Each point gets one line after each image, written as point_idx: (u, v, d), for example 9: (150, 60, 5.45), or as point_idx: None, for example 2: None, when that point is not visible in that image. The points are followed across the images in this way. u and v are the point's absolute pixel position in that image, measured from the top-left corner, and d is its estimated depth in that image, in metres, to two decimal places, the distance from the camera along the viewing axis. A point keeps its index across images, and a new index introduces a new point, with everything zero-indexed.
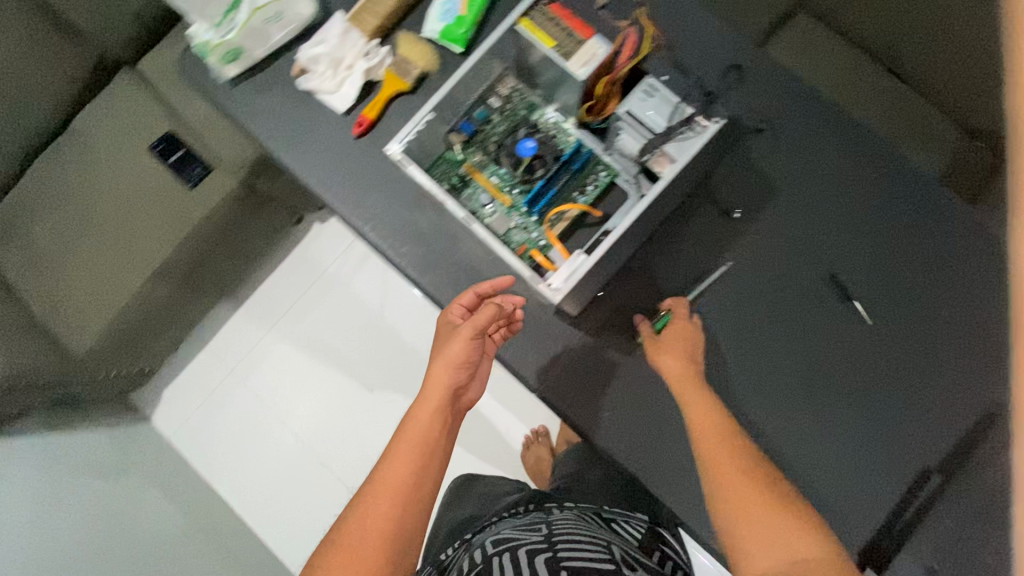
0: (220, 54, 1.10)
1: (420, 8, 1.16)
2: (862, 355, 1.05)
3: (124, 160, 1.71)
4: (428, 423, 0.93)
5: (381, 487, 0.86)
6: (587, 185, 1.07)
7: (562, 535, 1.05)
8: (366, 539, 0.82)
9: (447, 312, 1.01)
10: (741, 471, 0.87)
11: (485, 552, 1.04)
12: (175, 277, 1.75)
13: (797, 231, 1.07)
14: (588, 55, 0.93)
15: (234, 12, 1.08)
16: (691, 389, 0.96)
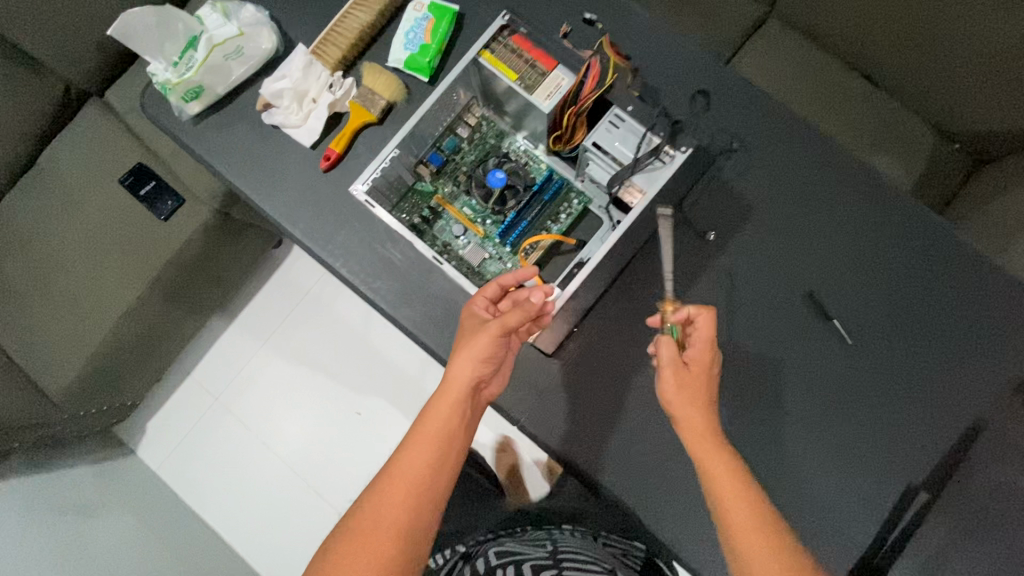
0: (180, 93, 1.08)
1: (383, 37, 1.14)
2: (846, 374, 1.03)
3: (93, 194, 1.68)
4: (445, 416, 0.90)
5: (395, 481, 0.85)
6: (560, 213, 1.06)
7: (563, 553, 1.13)
8: (376, 534, 0.82)
9: (472, 302, 0.95)
10: (761, 517, 0.82)
11: (488, 565, 1.13)
12: (151, 309, 1.71)
13: (776, 250, 1.06)
14: (552, 85, 0.91)
15: (194, 50, 1.08)
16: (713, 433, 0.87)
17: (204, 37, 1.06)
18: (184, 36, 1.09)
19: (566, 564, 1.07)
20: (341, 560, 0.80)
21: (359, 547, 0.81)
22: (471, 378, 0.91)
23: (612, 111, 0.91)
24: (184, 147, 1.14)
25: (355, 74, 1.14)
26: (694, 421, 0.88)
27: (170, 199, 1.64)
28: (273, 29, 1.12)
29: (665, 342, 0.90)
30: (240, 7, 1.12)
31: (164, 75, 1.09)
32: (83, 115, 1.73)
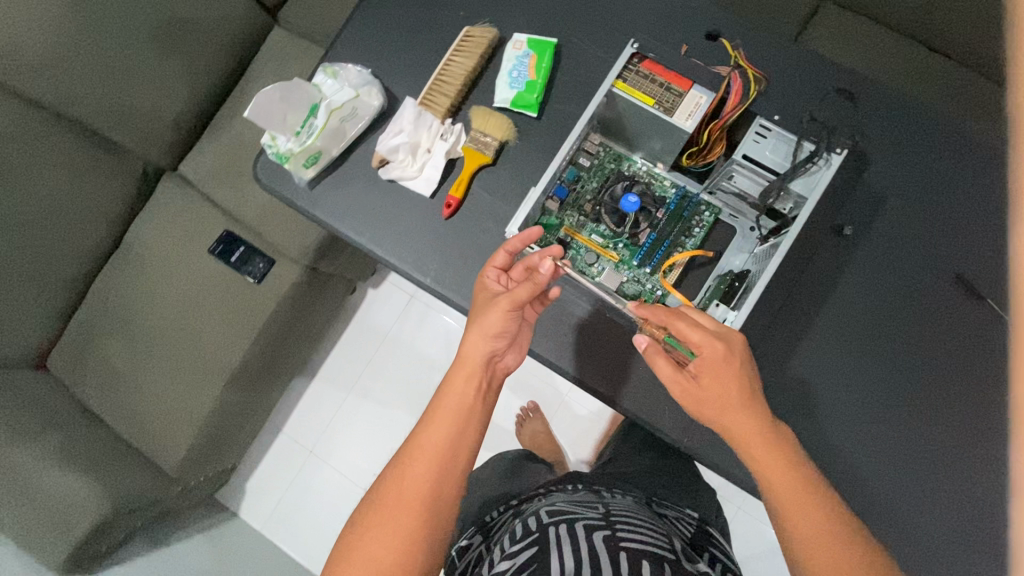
0: (303, 159, 1.09)
1: (485, 78, 1.16)
2: (1003, 352, 1.03)
3: (184, 265, 1.70)
4: (458, 390, 0.96)
5: (415, 453, 0.91)
6: (694, 227, 1.04)
7: (616, 516, 1.03)
8: (398, 502, 0.87)
9: (484, 276, 0.99)
10: (804, 504, 0.85)
11: (537, 522, 1.00)
12: (253, 370, 1.73)
13: (912, 238, 1.05)
14: (691, 105, 0.90)
15: (312, 117, 1.10)
16: (746, 431, 0.88)
17: (322, 103, 1.07)
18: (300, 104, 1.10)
19: (620, 529, 0.98)
20: (368, 525, 0.87)
21: (382, 513, 0.87)
22: (484, 352, 0.96)
23: (758, 121, 0.90)
24: (303, 213, 1.16)
25: (462, 118, 1.16)
26: (731, 425, 0.89)
27: (261, 262, 1.67)
28: (380, 86, 1.15)
29: (658, 361, 0.92)
30: (347, 70, 1.15)
31: (285, 145, 1.10)
32: (163, 190, 1.76)
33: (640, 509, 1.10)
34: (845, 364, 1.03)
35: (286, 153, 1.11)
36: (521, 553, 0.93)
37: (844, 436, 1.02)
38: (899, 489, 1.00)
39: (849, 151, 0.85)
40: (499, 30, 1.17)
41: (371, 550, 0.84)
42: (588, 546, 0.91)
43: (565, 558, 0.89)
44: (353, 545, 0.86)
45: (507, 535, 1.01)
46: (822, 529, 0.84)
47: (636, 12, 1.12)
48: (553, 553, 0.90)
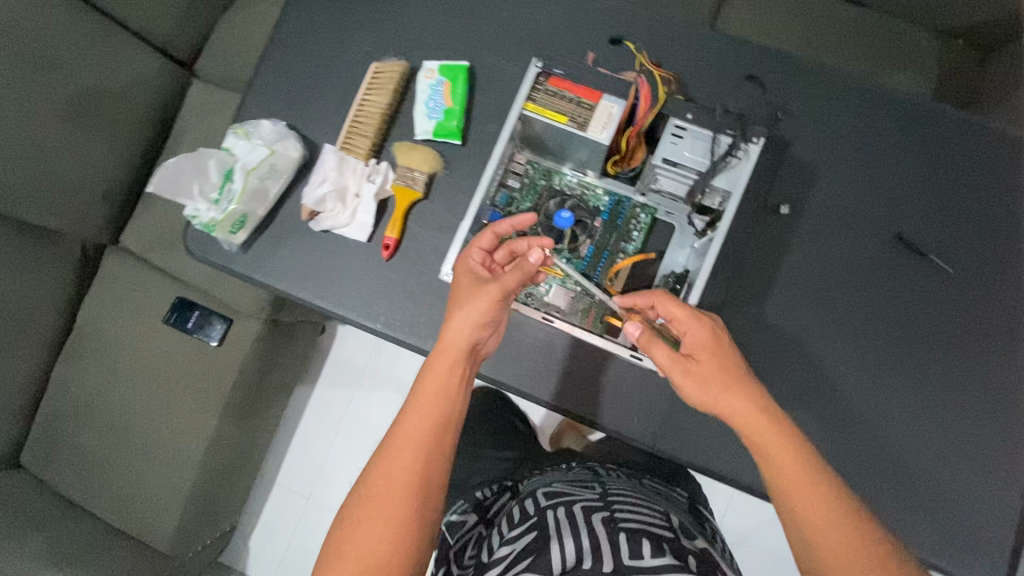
0: (228, 226, 1.08)
1: (402, 112, 1.13)
2: (952, 305, 1.04)
3: (142, 339, 1.66)
4: (439, 375, 0.87)
5: (399, 445, 0.83)
6: (632, 231, 1.04)
7: (615, 495, 0.96)
8: (383, 500, 0.80)
9: (466, 258, 0.95)
10: (806, 483, 0.76)
11: (534, 505, 0.93)
12: (231, 431, 1.70)
13: (848, 205, 1.06)
14: (604, 115, 0.89)
15: (230, 182, 1.08)
16: (748, 411, 0.79)
17: (237, 167, 1.06)
18: (218, 171, 1.09)
19: (620, 509, 0.90)
20: (353, 525, 0.79)
21: (366, 512, 0.79)
22: (468, 340, 0.89)
23: (672, 123, 0.90)
24: (242, 278, 1.13)
25: (387, 156, 1.13)
26: (732, 406, 0.80)
27: (219, 324, 1.64)
28: (297, 137, 1.12)
29: (654, 348, 0.84)
30: (260, 126, 1.12)
31: (208, 215, 1.08)
32: (117, 269, 1.70)
33: (639, 486, 1.04)
34: (805, 342, 1.03)
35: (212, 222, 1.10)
36: (519, 538, 0.86)
37: (814, 414, 1.02)
38: (875, 456, 1.01)
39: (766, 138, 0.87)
40: (409, 60, 1.15)
41: (356, 552, 0.77)
42: (588, 529, 0.84)
43: (563, 541, 0.82)
44: (339, 546, 0.78)
45: (505, 518, 0.96)
46: (826, 506, 0.75)
47: (543, 22, 1.11)
48: (551, 536, 0.84)
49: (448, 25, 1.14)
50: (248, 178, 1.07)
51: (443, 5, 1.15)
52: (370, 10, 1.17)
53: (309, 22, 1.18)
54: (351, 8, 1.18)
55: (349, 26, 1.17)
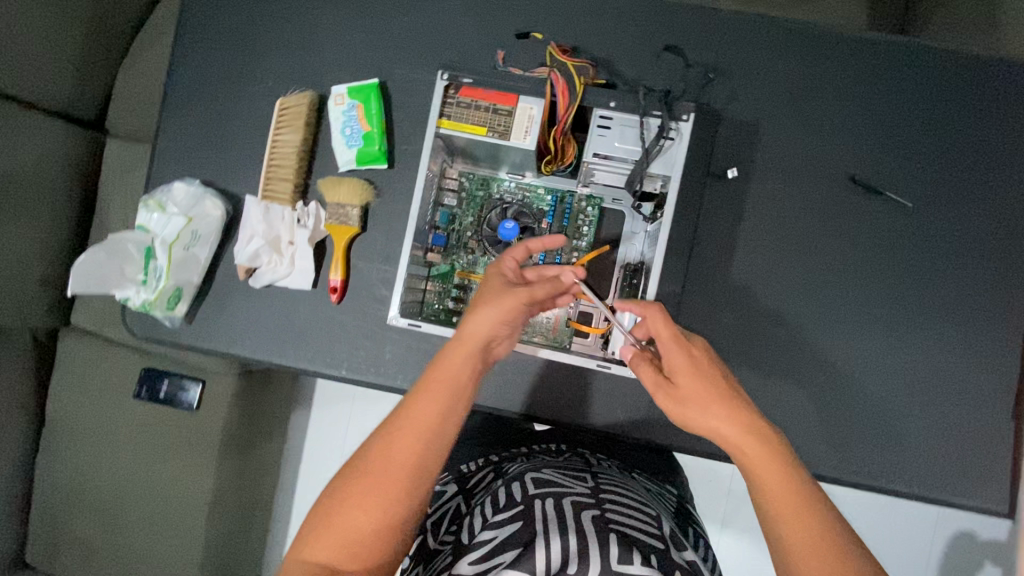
0: (164, 305, 1.02)
1: (320, 146, 1.07)
2: (915, 237, 1.01)
3: (119, 420, 1.54)
4: (454, 370, 0.74)
5: (406, 441, 0.70)
6: (582, 227, 1.00)
7: (610, 490, 0.81)
8: (375, 495, 0.68)
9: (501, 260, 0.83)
10: (800, 517, 0.67)
11: (522, 491, 0.77)
12: (231, 496, 1.60)
13: (797, 155, 1.02)
14: (524, 119, 0.85)
15: (154, 260, 1.02)
16: (734, 436, 0.71)
17: (157, 243, 1.01)
18: (139, 250, 1.03)
19: (613, 509, 0.74)
20: (338, 512, 0.69)
21: (354, 502, 0.68)
22: (488, 337, 0.76)
23: (595, 114, 0.86)
24: (192, 350, 1.07)
25: (314, 194, 1.07)
26: (716, 429, 0.72)
27: (196, 386, 1.51)
28: (215, 195, 1.05)
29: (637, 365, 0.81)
30: (174, 193, 1.05)
31: (139, 298, 1.02)
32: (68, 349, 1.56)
33: (631, 483, 0.91)
34: (776, 306, 1.01)
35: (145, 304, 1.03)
36: (506, 526, 0.71)
37: (794, 375, 1.01)
38: (862, 404, 1.00)
39: (695, 111, 0.83)
40: (316, 88, 1.07)
41: (336, 546, 0.67)
42: (577, 525, 0.69)
43: (552, 535, 0.67)
44: (319, 532, 0.68)
45: (487, 503, 0.80)
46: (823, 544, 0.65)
47: (448, 21, 1.04)
48: (539, 529, 0.68)
49: (349, 42, 1.07)
50: (172, 252, 1.01)
51: (339, 22, 1.07)
52: (264, 41, 1.09)
53: (202, 65, 1.10)
54: (244, 43, 1.09)
55: (245, 63, 1.09)
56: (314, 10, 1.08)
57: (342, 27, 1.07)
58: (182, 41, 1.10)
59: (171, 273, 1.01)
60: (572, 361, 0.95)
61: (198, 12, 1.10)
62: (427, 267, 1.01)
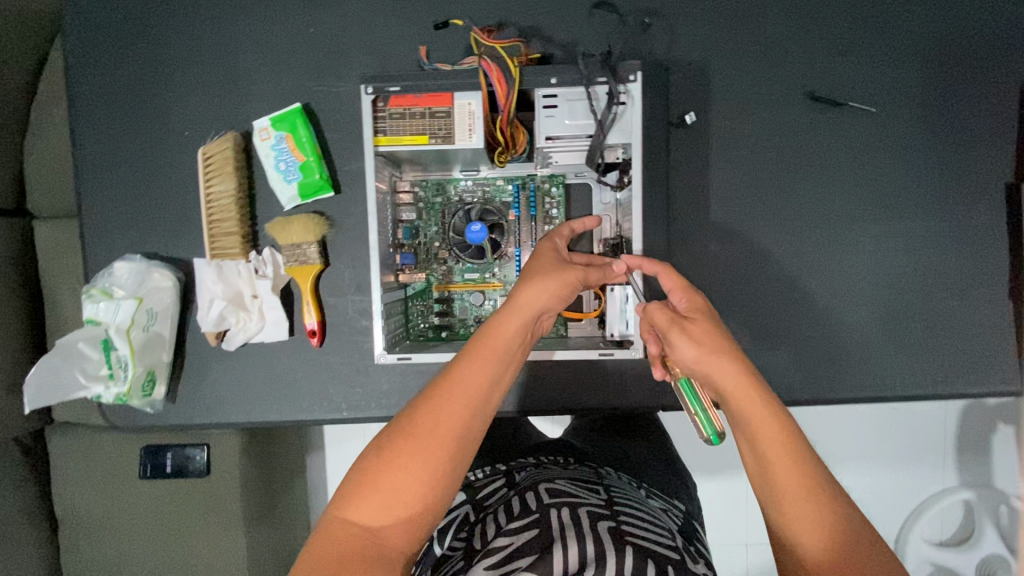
0: (139, 393, 0.95)
1: (259, 189, 1.00)
2: (886, 142, 0.99)
3: (127, 503, 1.37)
4: (504, 329, 0.65)
5: (457, 402, 0.60)
6: (551, 210, 0.95)
7: (625, 501, 0.75)
8: (426, 455, 0.58)
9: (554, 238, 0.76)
10: (803, 500, 0.54)
11: (536, 499, 0.72)
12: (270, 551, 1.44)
13: (752, 85, 0.97)
14: (465, 117, 0.79)
15: (114, 350, 0.94)
16: (740, 386, 0.59)
17: (111, 331, 0.93)
18: (93, 345, 0.94)
19: (629, 519, 0.69)
20: (383, 470, 0.58)
21: (403, 461, 0.58)
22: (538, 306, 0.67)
23: (538, 94, 0.80)
24: (183, 429, 1.03)
25: (266, 239, 1.00)
26: (722, 378, 0.60)
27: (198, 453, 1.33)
28: (160, 266, 0.98)
29: (650, 305, 0.67)
30: (117, 276, 0.98)
31: (109, 394, 0.94)
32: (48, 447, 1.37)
33: (641, 491, 0.84)
34: (762, 242, 0.99)
35: (118, 398, 0.96)
36: (522, 533, 0.66)
37: (794, 307, 0.99)
38: (864, 321, 1.00)
39: (642, 69, 0.77)
40: (238, 127, 0.99)
41: (382, 506, 0.57)
42: (593, 533, 0.64)
43: (569, 542, 0.63)
44: (363, 490, 0.58)
45: (500, 512, 0.74)
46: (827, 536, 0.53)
47: (358, 26, 0.96)
48: (556, 536, 0.64)
49: (260, 71, 0.98)
50: (131, 337, 0.94)
51: (245, 52, 0.99)
52: (168, 89, 1.00)
53: (110, 130, 1.01)
54: (148, 96, 1.00)
55: (155, 117, 1.01)
56: (215, 45, 0.99)
57: (248, 57, 0.99)
58: (80, 110, 1.01)
59: (136, 359, 0.94)
60: (576, 354, 0.88)
61: (89, 75, 1.01)
62: (403, 289, 0.95)
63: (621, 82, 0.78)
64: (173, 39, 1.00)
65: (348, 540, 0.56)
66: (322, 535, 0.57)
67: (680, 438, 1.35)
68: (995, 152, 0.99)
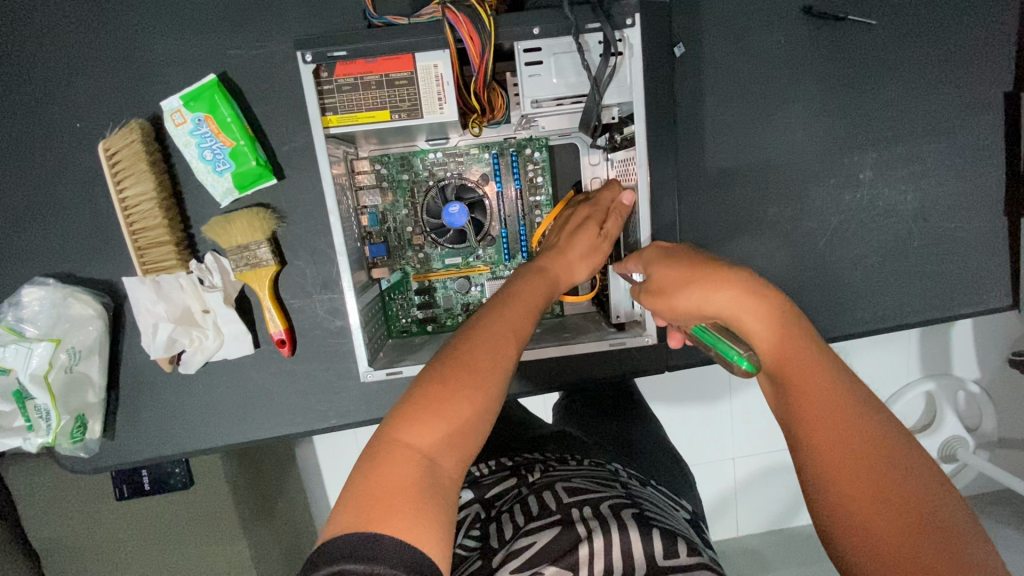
0: (67, 440, 0.84)
1: (188, 185, 0.84)
2: (888, 58, 0.90)
3: (102, 536, 1.09)
4: (544, 284, 0.67)
5: (507, 337, 0.59)
6: (535, 177, 0.83)
7: (644, 500, 0.70)
8: (483, 385, 0.54)
9: (582, 211, 0.76)
10: (830, 423, 0.47)
11: (554, 499, 0.68)
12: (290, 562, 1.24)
13: (743, 5, 0.86)
14: (434, 86, 0.66)
15: (29, 400, 0.82)
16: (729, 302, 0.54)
17: (25, 378, 0.81)
18: (2, 395, 0.81)
19: (651, 511, 0.67)
20: (438, 397, 0.53)
21: (462, 391, 0.53)
22: (569, 280, 0.71)
23: (518, 49, 0.65)
24: (149, 463, 0.92)
25: (205, 243, 0.86)
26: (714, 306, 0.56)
27: (179, 468, 1.06)
28: (79, 291, 0.84)
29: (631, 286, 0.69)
30: (25, 308, 0.83)
31: (31, 444, 0.83)
32: (6, 484, 1.06)
33: (654, 489, 0.80)
34: (761, 182, 0.91)
35: (44, 445, 0.86)
36: (543, 531, 0.62)
37: (797, 246, 0.94)
38: (867, 254, 0.96)
39: (641, 11, 0.64)
40: (142, 109, 0.81)
41: (441, 433, 0.52)
42: (620, 523, 0.61)
43: (597, 536, 0.59)
44: (424, 414, 0.52)
45: (515, 512, 0.69)
46: (864, 466, 0.44)
47: None
48: (582, 533, 0.60)
49: (157, 37, 0.79)
50: (50, 383, 0.82)
51: (136, 11, 0.79)
52: (41, 67, 0.80)
53: None
54: (14, 79, 0.80)
55: (31, 105, 0.81)
56: (91, 5, 0.79)
57: (139, 19, 0.79)
58: None
59: (59, 406, 0.83)
60: (582, 344, 0.81)
61: None
62: (376, 285, 0.84)
63: (619, 30, 0.65)
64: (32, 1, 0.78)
65: (403, 467, 0.49)
66: (382, 461, 0.50)
67: (678, 384, 1.33)
68: (999, 58, 0.92)
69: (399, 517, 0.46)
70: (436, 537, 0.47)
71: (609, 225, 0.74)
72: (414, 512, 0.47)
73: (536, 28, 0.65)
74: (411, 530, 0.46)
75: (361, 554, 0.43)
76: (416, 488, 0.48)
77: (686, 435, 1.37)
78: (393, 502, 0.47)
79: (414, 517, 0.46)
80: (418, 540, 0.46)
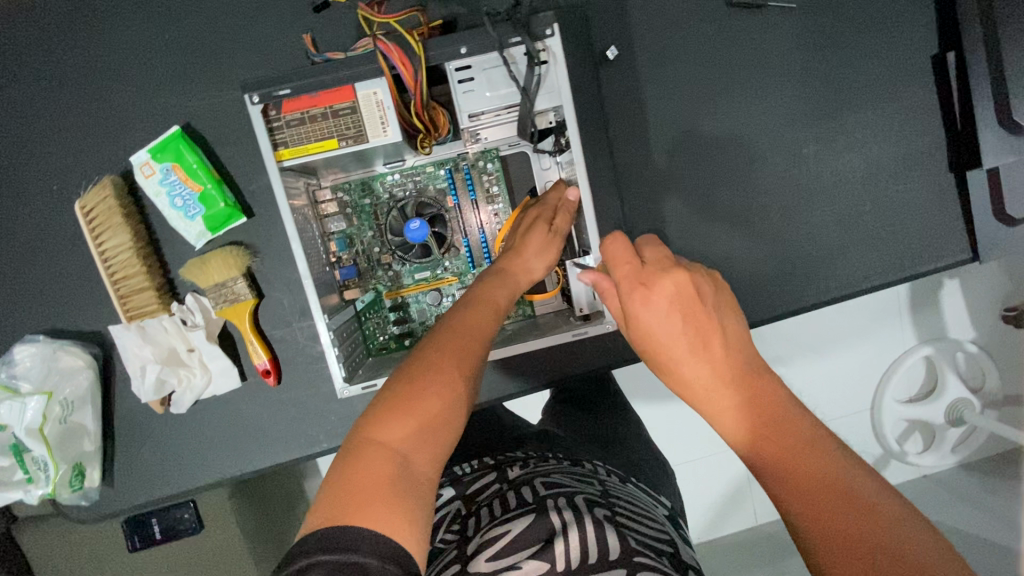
0: (67, 489, 0.87)
1: (165, 231, 0.88)
2: (810, 37, 0.95)
3: None
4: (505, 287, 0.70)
5: (471, 338, 0.62)
6: (491, 187, 0.88)
7: (620, 496, 0.72)
8: (452, 384, 0.57)
9: (531, 214, 0.80)
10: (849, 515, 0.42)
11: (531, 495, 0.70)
12: None
13: (667, 5, 0.91)
14: (375, 112, 0.70)
15: (28, 453, 0.85)
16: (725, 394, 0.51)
17: (21, 432, 0.84)
18: (1, 450, 0.85)
19: (624, 505, 0.68)
20: (408, 394, 0.55)
21: (431, 390, 0.56)
22: (529, 278, 0.74)
23: (450, 68, 0.70)
24: (151, 506, 0.94)
25: (186, 285, 0.90)
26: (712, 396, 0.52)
27: (187, 511, 1.05)
28: (68, 344, 0.88)
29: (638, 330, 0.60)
30: (18, 365, 0.86)
31: (32, 496, 0.86)
32: (19, 542, 1.08)
33: (633, 486, 0.81)
34: (708, 166, 0.95)
35: (44, 496, 0.88)
36: (517, 521, 0.64)
37: (750, 224, 0.97)
38: (821, 224, 0.99)
39: (558, 21, 0.69)
40: (114, 165, 0.86)
41: (411, 430, 0.54)
42: (592, 514, 0.62)
43: (570, 528, 0.60)
44: (396, 412, 0.54)
45: (494, 506, 0.71)
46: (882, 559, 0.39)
47: (223, 23, 0.83)
48: (556, 523, 0.61)
49: (123, 97, 0.85)
50: (46, 435, 0.85)
51: (100, 76, 0.84)
52: (18, 138, 0.85)
53: None
54: None
55: (11, 174, 0.86)
56: (58, 76, 0.84)
57: (104, 82, 0.84)
58: None
59: (56, 457, 0.86)
60: (551, 340, 0.84)
61: None
62: (350, 306, 0.87)
63: (540, 41, 0.69)
64: (4, 77, 0.84)
65: (377, 463, 0.51)
66: (357, 459, 0.51)
67: None
68: (919, 23, 0.96)
69: (376, 512, 0.48)
70: (411, 527, 0.49)
71: (558, 221, 0.78)
72: (387, 505, 0.48)
73: (465, 48, 0.70)
74: (386, 523, 0.48)
75: (338, 545, 0.45)
76: (390, 486, 0.50)
77: (681, 424, 1.38)
78: (366, 495, 0.49)
79: (389, 512, 0.48)
80: (392, 530, 0.48)
